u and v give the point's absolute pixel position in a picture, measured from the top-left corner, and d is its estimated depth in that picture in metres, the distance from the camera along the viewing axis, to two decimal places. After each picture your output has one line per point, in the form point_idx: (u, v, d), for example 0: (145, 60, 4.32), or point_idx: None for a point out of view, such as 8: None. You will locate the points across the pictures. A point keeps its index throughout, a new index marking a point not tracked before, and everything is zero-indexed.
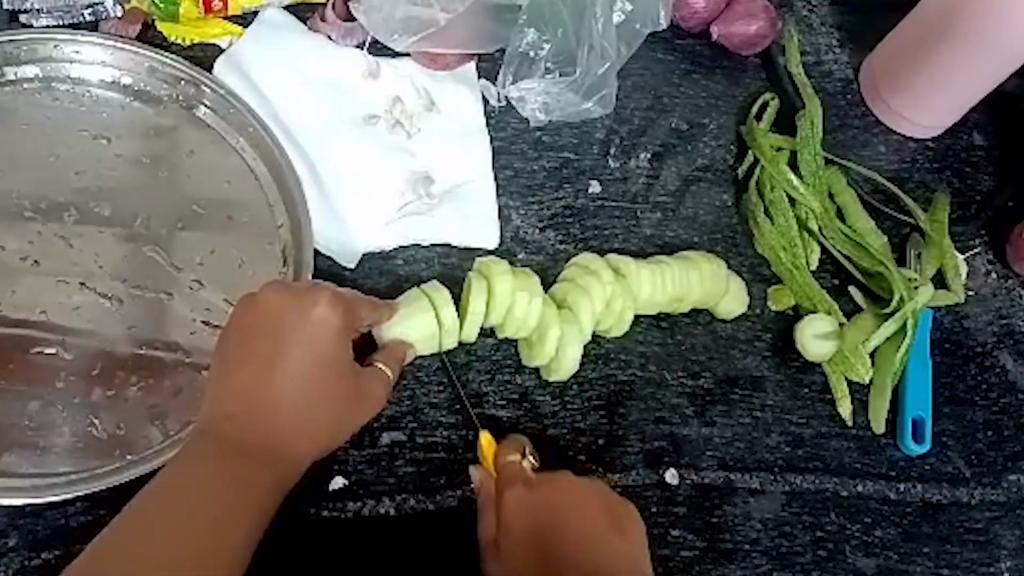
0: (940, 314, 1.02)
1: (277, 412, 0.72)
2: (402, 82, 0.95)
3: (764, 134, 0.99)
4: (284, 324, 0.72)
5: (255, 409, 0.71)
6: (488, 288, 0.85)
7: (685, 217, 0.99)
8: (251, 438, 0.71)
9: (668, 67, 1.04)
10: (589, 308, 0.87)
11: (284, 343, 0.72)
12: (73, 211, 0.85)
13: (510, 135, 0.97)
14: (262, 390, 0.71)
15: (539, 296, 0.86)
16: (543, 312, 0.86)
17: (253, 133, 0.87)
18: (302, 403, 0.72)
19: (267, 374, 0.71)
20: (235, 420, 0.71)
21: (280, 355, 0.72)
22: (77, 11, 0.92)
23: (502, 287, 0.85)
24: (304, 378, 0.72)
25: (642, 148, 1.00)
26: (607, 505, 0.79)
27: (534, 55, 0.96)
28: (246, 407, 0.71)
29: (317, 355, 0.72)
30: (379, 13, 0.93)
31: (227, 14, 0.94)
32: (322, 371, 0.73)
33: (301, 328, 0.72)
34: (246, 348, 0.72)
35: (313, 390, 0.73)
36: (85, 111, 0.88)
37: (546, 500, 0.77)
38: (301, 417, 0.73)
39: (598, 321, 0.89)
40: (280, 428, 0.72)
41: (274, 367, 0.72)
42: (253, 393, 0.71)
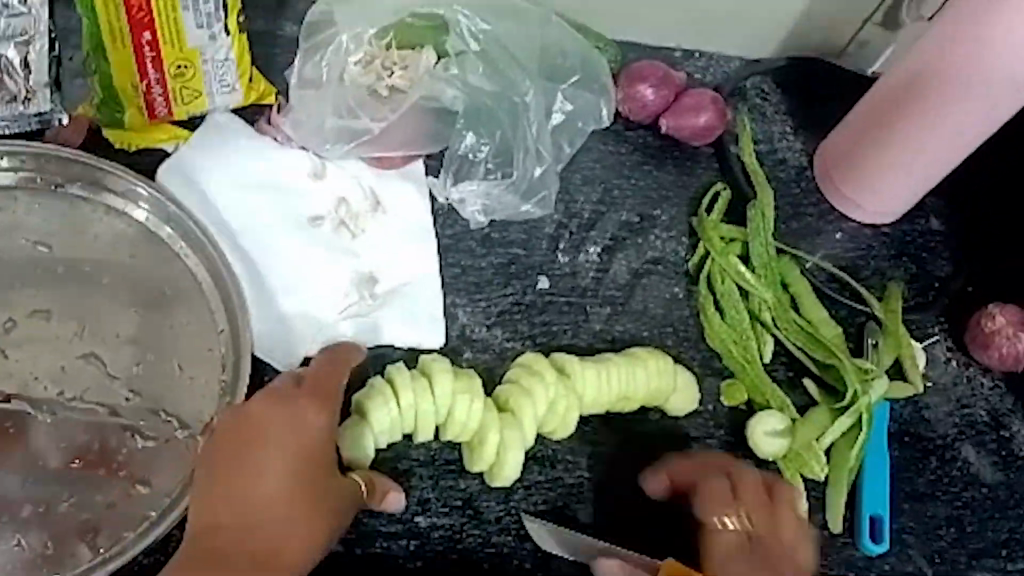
0: (898, 405, 1.00)
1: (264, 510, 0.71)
2: (349, 182, 0.95)
3: (715, 225, 0.99)
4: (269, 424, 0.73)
5: (246, 513, 0.70)
6: (428, 389, 0.84)
7: (636, 311, 0.99)
8: (242, 541, 0.70)
9: (619, 158, 1.04)
10: (530, 410, 0.86)
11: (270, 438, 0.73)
12: (12, 323, 0.85)
13: (457, 233, 0.97)
14: (248, 494, 0.71)
15: (479, 400, 0.85)
16: (484, 414, 0.85)
17: (193, 240, 0.87)
18: (291, 494, 0.72)
19: (253, 475, 0.71)
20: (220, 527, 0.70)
21: (263, 455, 0.72)
22: (24, 120, 0.91)
23: (442, 387, 0.84)
24: (294, 476, 0.73)
25: (592, 242, 1.00)
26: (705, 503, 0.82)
27: (474, 157, 0.95)
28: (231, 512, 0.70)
29: (304, 451, 0.74)
30: (308, 126, 0.93)
31: (172, 118, 0.92)
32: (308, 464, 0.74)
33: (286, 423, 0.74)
34: (226, 454, 0.72)
35: (304, 489, 0.73)
36: (25, 219, 0.88)
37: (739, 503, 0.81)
38: (291, 515, 0.72)
39: (540, 422, 0.87)
40: (271, 528, 0.71)
41: (260, 468, 0.72)
42: (240, 497, 0.71)
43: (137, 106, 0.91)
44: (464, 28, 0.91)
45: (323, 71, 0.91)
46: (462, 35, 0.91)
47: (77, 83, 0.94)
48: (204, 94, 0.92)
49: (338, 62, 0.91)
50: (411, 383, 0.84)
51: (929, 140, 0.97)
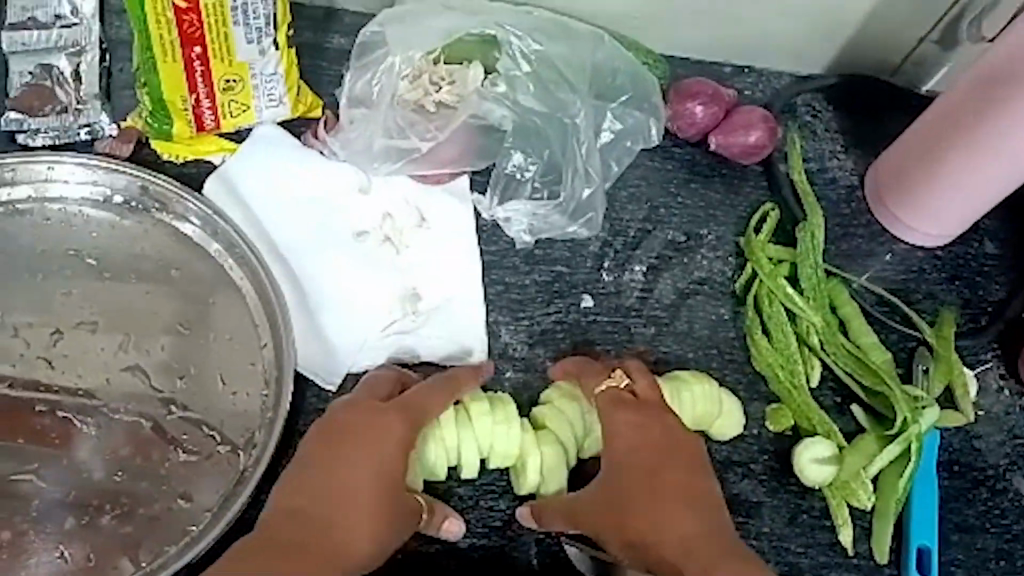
0: (948, 434, 0.98)
1: (347, 503, 0.76)
2: (394, 198, 0.95)
3: (763, 246, 0.98)
4: (366, 427, 0.79)
5: (322, 506, 0.76)
6: (469, 420, 0.83)
7: (680, 332, 0.97)
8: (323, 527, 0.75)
9: (666, 176, 1.03)
10: (567, 430, 0.85)
11: (364, 437, 0.78)
12: (59, 334, 0.85)
13: (501, 250, 0.96)
14: (333, 488, 0.77)
15: (517, 422, 0.84)
16: (522, 437, 0.84)
17: (239, 252, 0.88)
18: (370, 493, 0.77)
19: (345, 467, 0.77)
20: (307, 511, 0.75)
21: (357, 451, 0.78)
22: (73, 131, 0.91)
23: (481, 418, 0.83)
24: (369, 479, 0.77)
25: (637, 260, 0.99)
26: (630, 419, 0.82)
27: (521, 176, 0.95)
28: (322, 497, 0.76)
29: (381, 461, 0.78)
30: (359, 145, 0.93)
31: (220, 131, 0.93)
32: (388, 473, 0.78)
33: (380, 429, 0.78)
34: (327, 443, 0.78)
35: (370, 495, 0.77)
36: (75, 231, 0.88)
37: (640, 421, 0.82)
38: (358, 516, 0.76)
39: (579, 445, 0.86)
40: (340, 523, 0.75)
41: (351, 464, 0.77)
42: (324, 488, 0.76)
43: (185, 120, 0.91)
44: (515, 49, 0.92)
45: (373, 89, 0.91)
46: (513, 57, 0.92)
47: (126, 93, 0.94)
48: (252, 109, 0.92)
49: (389, 82, 0.91)
50: (450, 419, 0.83)
51: (982, 163, 0.95)
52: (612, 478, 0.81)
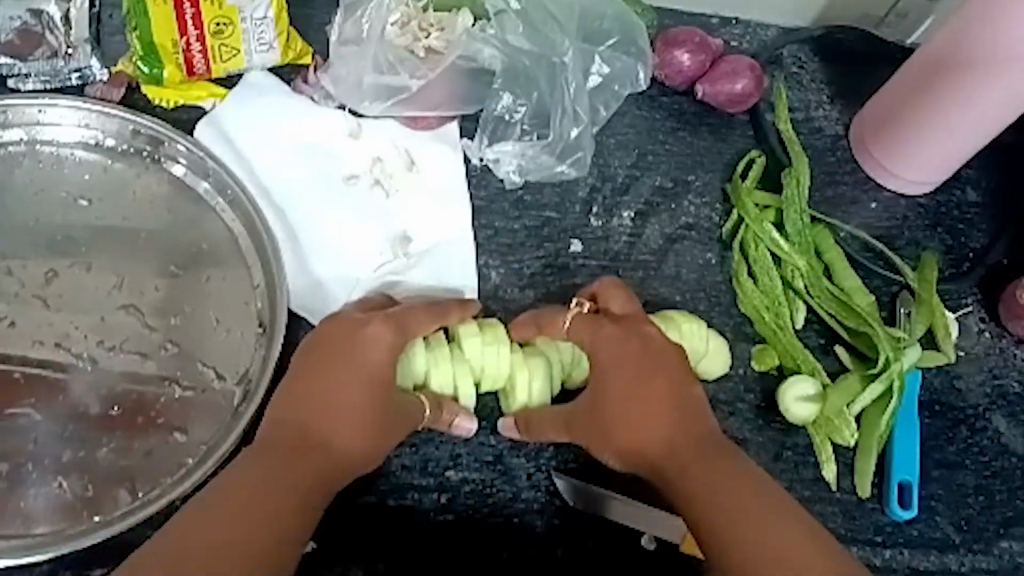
0: (930, 375, 1.00)
1: (333, 416, 0.76)
2: (384, 141, 0.96)
3: (749, 192, 0.99)
4: (348, 346, 0.77)
5: (306, 418, 0.76)
6: (461, 348, 0.85)
7: (667, 276, 0.99)
8: (312, 439, 0.76)
9: (654, 124, 1.04)
10: (555, 354, 0.86)
11: (348, 357, 0.77)
12: (54, 273, 0.86)
13: (490, 194, 0.97)
14: (320, 403, 0.77)
15: (507, 345, 0.85)
16: (511, 359, 0.85)
17: (231, 195, 0.89)
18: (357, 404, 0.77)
19: (331, 382, 0.77)
20: (293, 425, 0.76)
21: (341, 368, 0.77)
22: (64, 75, 0.92)
23: (472, 346, 0.84)
24: (361, 396, 0.77)
25: (625, 206, 1.00)
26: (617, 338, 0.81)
27: (510, 118, 0.96)
28: (306, 410, 0.77)
29: (366, 376, 0.77)
30: (348, 83, 0.93)
31: (211, 76, 0.93)
32: (375, 386, 0.77)
33: (361, 345, 0.77)
34: (311, 359, 0.77)
35: (358, 408, 0.77)
36: (67, 174, 0.89)
37: (623, 340, 0.81)
38: (346, 426, 0.77)
39: (566, 373, 0.87)
40: (339, 434, 0.77)
41: (336, 380, 0.77)
42: (311, 401, 0.77)
43: (176, 63, 0.91)
44: None
45: (363, 29, 0.92)
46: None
47: (115, 40, 0.95)
48: (243, 52, 0.93)
49: (377, 23, 0.91)
50: (442, 347, 0.85)
51: (959, 113, 0.97)
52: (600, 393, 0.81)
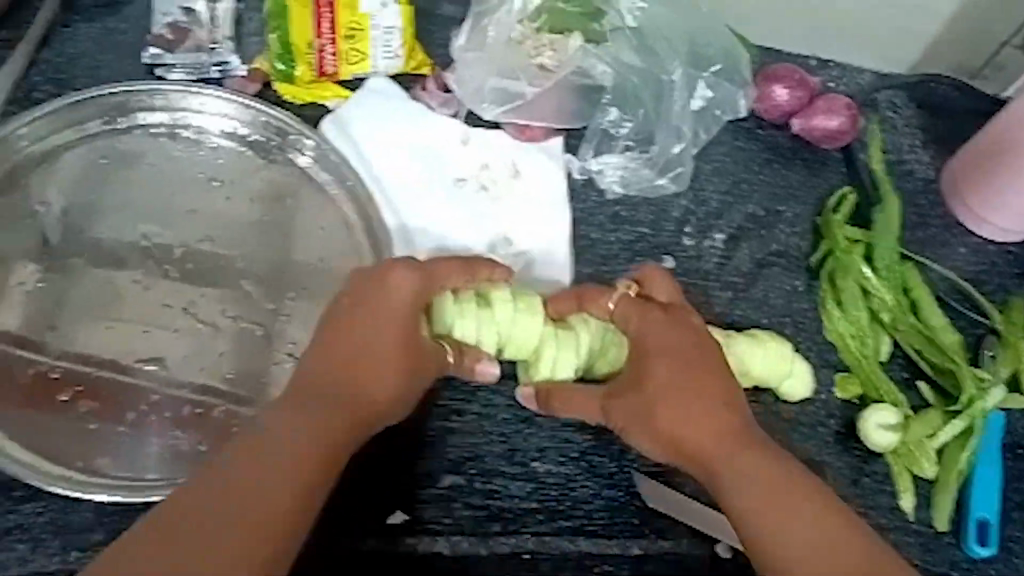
0: (1014, 417, 1.01)
1: (374, 376, 0.75)
2: (492, 150, 1.01)
3: (839, 226, 1.02)
4: (370, 302, 0.76)
5: (331, 371, 0.75)
6: (496, 309, 0.81)
7: (755, 299, 1.01)
8: (334, 392, 0.74)
9: (749, 155, 1.07)
10: (583, 338, 0.83)
11: (372, 311, 0.76)
12: (179, 248, 0.93)
13: (589, 208, 1.01)
14: (348, 356, 0.75)
15: (538, 316, 0.82)
16: (541, 332, 0.82)
17: (349, 186, 0.95)
18: (383, 355, 0.76)
19: (363, 339, 0.76)
20: (321, 381, 0.75)
21: (371, 320, 0.76)
22: (206, 68, 0.99)
23: (502, 309, 0.81)
24: (392, 343, 0.76)
25: (718, 229, 1.03)
26: (670, 329, 0.78)
27: (615, 133, 1.02)
28: (345, 364, 0.75)
29: (394, 324, 0.76)
30: (469, 85, 1.00)
31: (338, 79, 1.00)
32: (404, 337, 0.76)
33: (384, 296, 0.76)
34: (338, 317, 0.76)
35: (388, 350, 0.76)
36: (203, 157, 0.96)
37: (671, 327, 0.78)
38: (371, 371, 0.75)
39: (591, 360, 0.84)
40: (372, 377, 0.75)
41: (365, 336, 0.76)
42: (335, 348, 0.76)
43: (309, 63, 0.98)
44: (623, 6, 0.99)
45: (488, 38, 0.99)
46: (620, 12, 0.99)
47: (254, 41, 1.02)
48: (370, 58, 1.00)
49: (502, 34, 0.98)
50: (472, 305, 0.81)
51: None
52: (644, 381, 0.77)
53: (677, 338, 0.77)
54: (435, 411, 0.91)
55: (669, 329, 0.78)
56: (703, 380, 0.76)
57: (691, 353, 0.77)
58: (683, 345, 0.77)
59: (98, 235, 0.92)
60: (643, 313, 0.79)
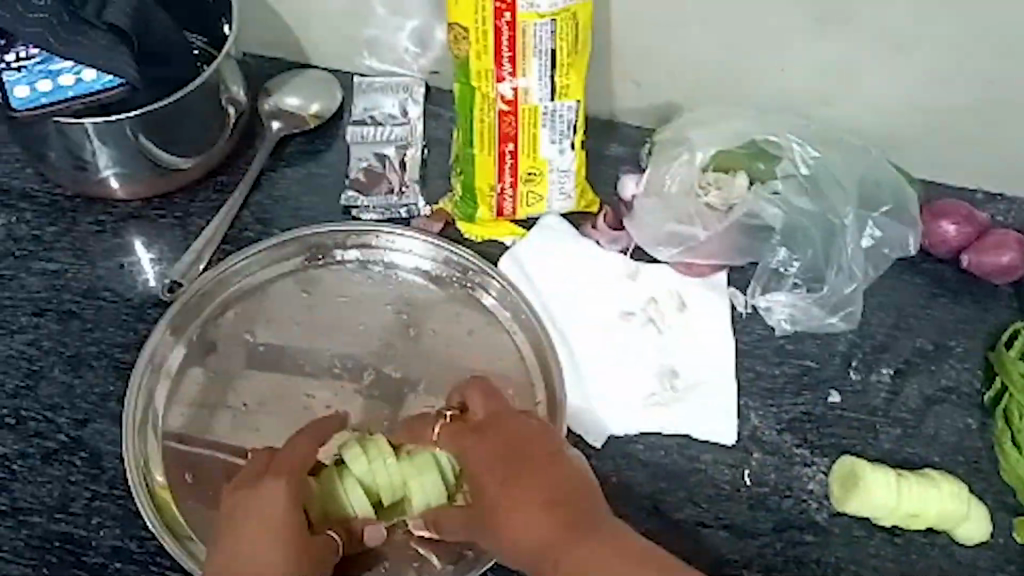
0: None
1: (251, 553, 0.78)
2: (659, 285, 1.06)
3: (1015, 362, 1.00)
4: (247, 503, 0.80)
5: (234, 562, 0.78)
6: (375, 458, 0.88)
7: (927, 436, 1.00)
8: (224, 575, 0.78)
9: (916, 289, 1.07)
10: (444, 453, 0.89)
11: (251, 503, 0.80)
12: (371, 372, 1.00)
13: (754, 340, 1.04)
14: (227, 542, 0.79)
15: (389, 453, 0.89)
16: (401, 467, 0.88)
17: (525, 320, 1.01)
18: (262, 539, 0.78)
19: (245, 521, 0.79)
20: (291, 533, 0.79)
21: (242, 519, 0.80)
22: (395, 209, 1.09)
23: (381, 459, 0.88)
24: (276, 540, 0.78)
25: (885, 363, 1.03)
26: (513, 433, 0.82)
27: (784, 270, 1.05)
28: (228, 556, 0.78)
29: (284, 515, 0.80)
30: (646, 227, 1.06)
31: (515, 218, 1.07)
32: (274, 524, 0.79)
33: (256, 494, 0.80)
34: (231, 515, 0.80)
35: (267, 545, 0.78)
36: (392, 291, 1.04)
37: (501, 431, 0.82)
38: (262, 544, 0.78)
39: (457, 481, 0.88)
40: (258, 564, 0.78)
41: (239, 524, 0.79)
42: (236, 520, 0.80)
43: (489, 206, 1.06)
44: (796, 154, 1.05)
45: (665, 180, 1.05)
46: (794, 161, 1.05)
47: (439, 182, 1.11)
48: (546, 200, 1.06)
49: (677, 176, 1.05)
50: (333, 474, 0.87)
51: None
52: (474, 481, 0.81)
53: (503, 436, 0.81)
54: None
55: (510, 426, 0.82)
56: (509, 475, 0.78)
57: (507, 457, 0.79)
58: (484, 439, 0.82)
59: (292, 365, 1.00)
60: (486, 420, 0.84)
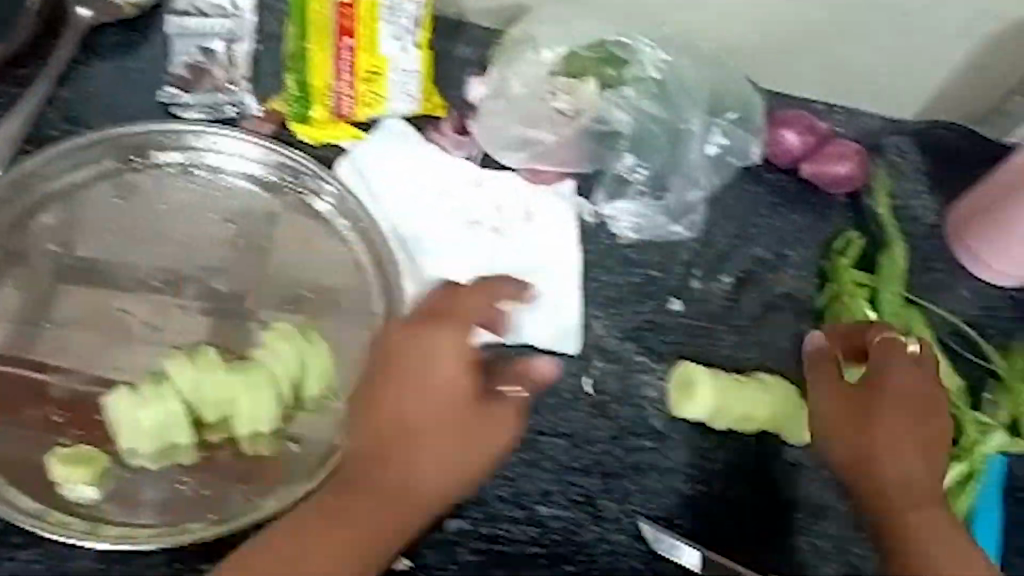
0: (1013, 462, 1.02)
1: (395, 463, 0.84)
2: (505, 193, 1.02)
3: (845, 269, 1.03)
4: (414, 433, 0.85)
5: (361, 491, 0.84)
6: (196, 373, 0.86)
7: (762, 342, 1.02)
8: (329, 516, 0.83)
9: (757, 199, 1.08)
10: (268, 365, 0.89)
11: (417, 432, 0.85)
12: (195, 285, 0.94)
13: (598, 250, 1.02)
14: (379, 453, 0.84)
15: (207, 372, 0.87)
16: (221, 386, 0.87)
17: (364, 228, 0.97)
18: (411, 463, 0.85)
19: (402, 439, 0.85)
20: (389, 450, 0.84)
21: (408, 440, 0.85)
22: (222, 108, 1.00)
23: (186, 382, 0.86)
24: (431, 456, 0.85)
25: (726, 272, 1.04)
26: (427, 399, 0.85)
27: (630, 178, 1.04)
28: (389, 440, 0.85)
29: (440, 449, 0.85)
30: (492, 129, 1.03)
31: (353, 119, 1.01)
32: (453, 436, 0.86)
33: (423, 421, 0.85)
34: (384, 446, 0.85)
35: (400, 484, 0.85)
36: (218, 197, 0.98)
37: (448, 395, 0.86)
38: (422, 465, 0.85)
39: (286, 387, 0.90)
40: (410, 478, 0.85)
41: (392, 453, 0.84)
42: (398, 434, 0.85)
43: (326, 104, 0.99)
44: (645, 57, 1.04)
45: (512, 82, 1.03)
46: (643, 64, 1.04)
47: (271, 80, 1.03)
48: (386, 99, 1.00)
49: (526, 76, 1.03)
50: (154, 389, 0.86)
51: None
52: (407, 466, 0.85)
53: (406, 406, 0.85)
54: None
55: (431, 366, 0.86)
56: (392, 450, 0.84)
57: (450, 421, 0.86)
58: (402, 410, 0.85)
59: (106, 280, 0.93)
60: (409, 348, 0.86)
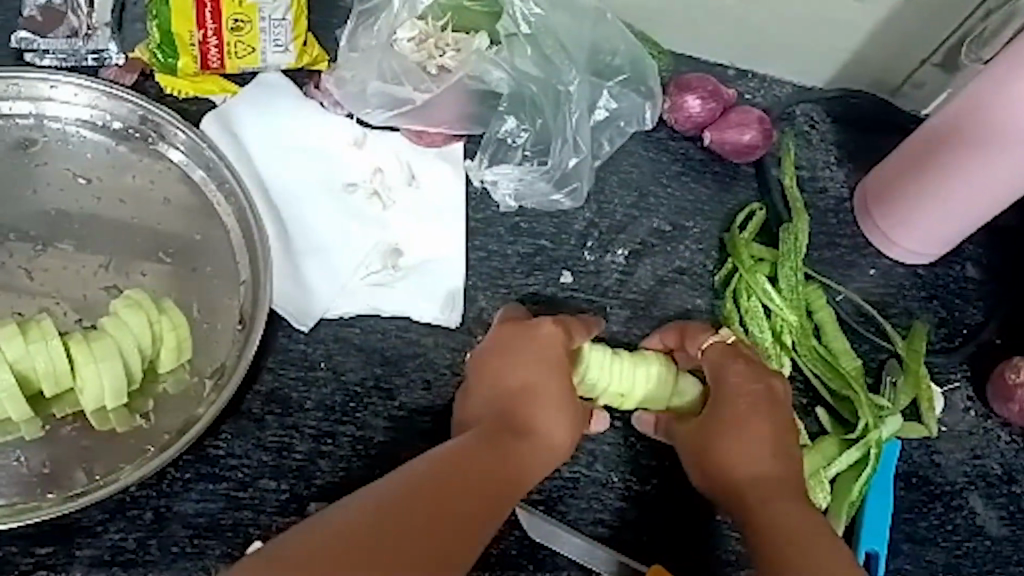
0: (910, 446, 0.99)
1: (469, 485, 0.74)
2: (388, 155, 0.96)
3: (745, 243, 0.98)
4: (479, 458, 0.76)
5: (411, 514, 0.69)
6: (30, 343, 0.78)
7: (655, 318, 0.98)
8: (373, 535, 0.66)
9: (658, 166, 1.03)
10: (116, 337, 0.81)
11: (486, 456, 0.77)
12: (41, 246, 0.87)
13: (487, 217, 0.97)
14: (457, 476, 0.74)
15: (43, 343, 0.79)
16: (59, 358, 0.79)
17: (230, 191, 0.89)
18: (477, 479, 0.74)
19: (473, 462, 0.75)
20: (455, 473, 0.74)
21: (473, 465, 0.75)
22: (81, 55, 0.94)
23: (17, 352, 0.78)
24: (487, 474, 0.75)
25: (620, 244, 0.99)
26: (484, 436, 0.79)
27: (512, 142, 0.97)
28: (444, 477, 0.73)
29: (495, 470, 0.76)
30: (356, 87, 0.95)
31: (224, 72, 0.94)
32: (476, 456, 0.76)
33: (482, 450, 0.77)
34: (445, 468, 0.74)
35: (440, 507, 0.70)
36: (69, 152, 0.90)
37: (488, 431, 0.79)
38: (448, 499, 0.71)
39: (138, 358, 0.82)
40: (469, 500, 0.72)
41: (466, 470, 0.75)
42: (465, 461, 0.75)
43: (191, 55, 0.92)
44: (516, 10, 0.93)
45: (375, 34, 0.94)
46: (513, 17, 0.93)
47: (135, 28, 0.96)
48: (258, 52, 0.94)
49: (388, 28, 0.94)
50: None
51: (982, 170, 0.94)
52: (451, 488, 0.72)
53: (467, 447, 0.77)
54: (306, 433, 0.87)
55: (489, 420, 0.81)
56: (454, 471, 0.74)
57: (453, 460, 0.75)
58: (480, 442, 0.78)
59: None
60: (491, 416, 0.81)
